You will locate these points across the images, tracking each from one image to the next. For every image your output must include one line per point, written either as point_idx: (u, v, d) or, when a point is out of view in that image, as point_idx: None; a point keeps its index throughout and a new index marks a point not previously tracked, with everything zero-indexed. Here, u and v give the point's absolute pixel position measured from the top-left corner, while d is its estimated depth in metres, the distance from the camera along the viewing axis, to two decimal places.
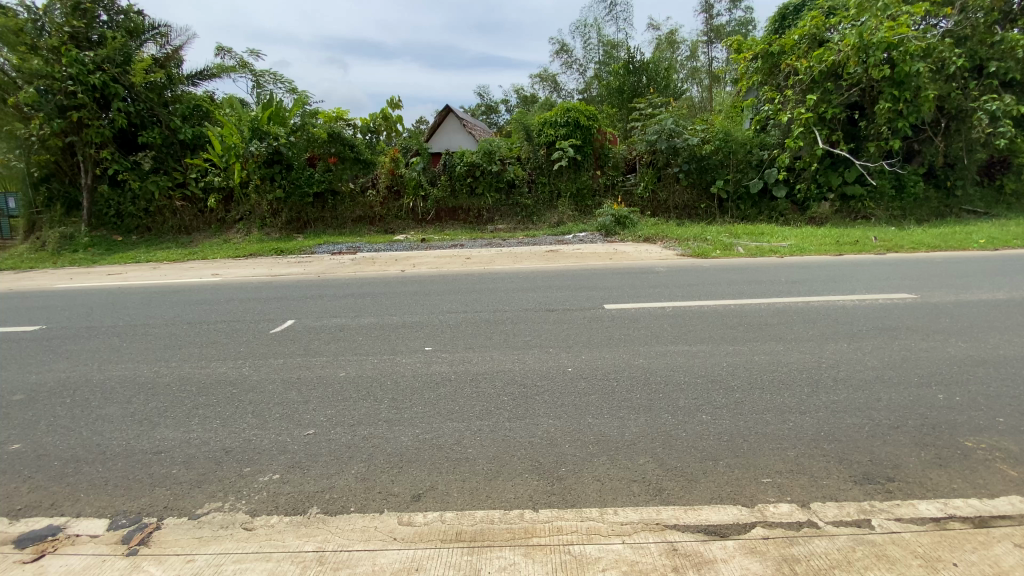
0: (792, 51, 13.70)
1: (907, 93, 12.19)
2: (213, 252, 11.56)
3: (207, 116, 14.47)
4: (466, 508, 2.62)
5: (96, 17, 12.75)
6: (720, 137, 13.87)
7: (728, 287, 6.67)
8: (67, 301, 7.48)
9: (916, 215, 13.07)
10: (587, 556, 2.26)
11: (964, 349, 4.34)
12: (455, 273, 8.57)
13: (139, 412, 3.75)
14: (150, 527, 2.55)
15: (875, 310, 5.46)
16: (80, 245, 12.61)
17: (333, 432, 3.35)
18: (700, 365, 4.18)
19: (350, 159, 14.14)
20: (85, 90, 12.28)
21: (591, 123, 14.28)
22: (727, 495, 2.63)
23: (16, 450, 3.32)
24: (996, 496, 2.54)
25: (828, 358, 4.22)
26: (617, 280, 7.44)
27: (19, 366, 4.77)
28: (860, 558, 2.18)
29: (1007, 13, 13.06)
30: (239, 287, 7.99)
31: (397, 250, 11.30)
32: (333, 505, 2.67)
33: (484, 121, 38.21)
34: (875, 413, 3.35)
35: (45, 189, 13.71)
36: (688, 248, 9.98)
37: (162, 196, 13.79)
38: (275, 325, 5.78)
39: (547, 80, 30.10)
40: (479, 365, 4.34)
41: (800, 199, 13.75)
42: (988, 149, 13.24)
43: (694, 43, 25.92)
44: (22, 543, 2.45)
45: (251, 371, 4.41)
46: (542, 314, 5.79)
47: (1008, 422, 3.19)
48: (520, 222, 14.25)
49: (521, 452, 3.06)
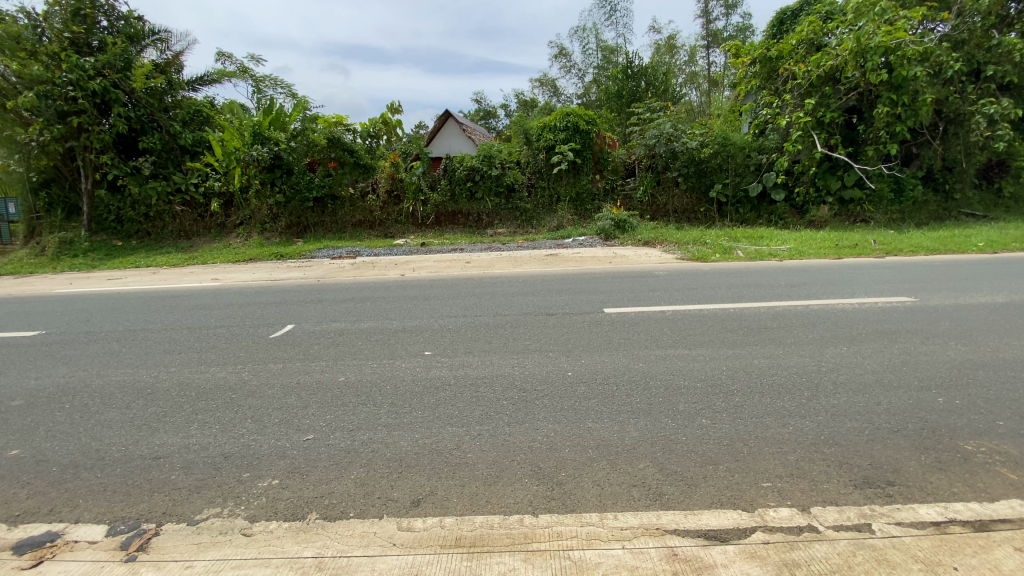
0: (790, 56, 13.68)
1: (905, 97, 12.27)
2: (213, 257, 11.61)
3: (207, 120, 14.48)
4: (466, 513, 2.60)
5: (97, 23, 12.82)
6: (719, 141, 13.97)
7: (727, 291, 6.66)
8: (66, 305, 7.53)
9: (915, 219, 13.08)
10: (587, 561, 2.25)
11: (964, 352, 4.34)
12: (454, 277, 8.59)
13: (138, 417, 3.74)
14: (149, 533, 2.54)
15: (875, 314, 5.46)
16: (79, 251, 12.59)
17: (333, 437, 3.35)
18: (700, 369, 4.18)
19: (349, 164, 14.05)
20: (86, 96, 12.31)
21: (590, 127, 14.37)
22: (727, 498, 2.63)
23: (16, 455, 3.31)
24: (996, 500, 2.53)
25: (827, 362, 4.23)
26: (616, 284, 7.43)
27: (20, 371, 4.78)
28: (860, 562, 2.17)
29: (1003, 17, 13.17)
30: (238, 292, 8.02)
31: (396, 254, 11.36)
32: (332, 510, 2.67)
33: (484, 125, 38.26)
34: (875, 416, 3.35)
35: (45, 194, 13.78)
36: (688, 252, 9.97)
37: (162, 200, 13.79)
38: (274, 330, 5.78)
39: (547, 85, 30.23)
40: (479, 370, 4.34)
41: (798, 203, 13.79)
42: (987, 152, 13.27)
43: (693, 48, 26.16)
44: (21, 550, 2.44)
45: (251, 376, 4.41)
46: (542, 318, 5.81)
47: (1007, 426, 3.18)
48: (519, 226, 14.25)
49: (521, 457, 3.06)
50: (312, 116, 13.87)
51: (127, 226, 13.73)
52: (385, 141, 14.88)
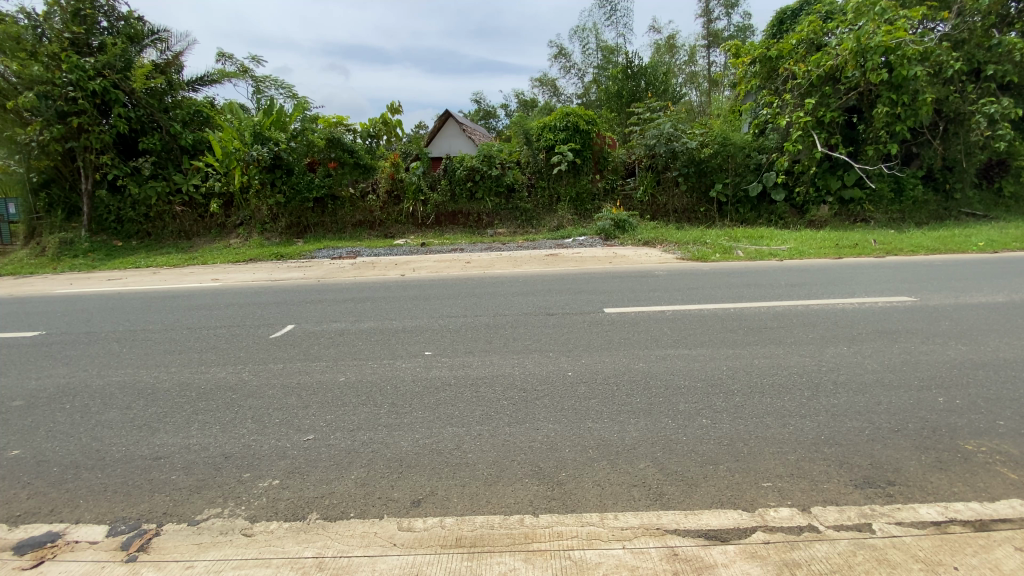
0: (790, 55, 13.68)
1: (905, 96, 12.26)
2: (213, 257, 11.63)
3: (207, 121, 14.48)
4: (466, 513, 2.60)
5: (97, 23, 12.82)
6: (719, 141, 13.98)
7: (728, 291, 6.65)
8: (67, 305, 7.56)
9: (916, 218, 13.07)
10: (587, 561, 2.25)
11: (965, 352, 4.33)
12: (455, 277, 8.60)
13: (139, 417, 3.75)
14: (150, 534, 2.54)
15: (874, 314, 5.46)
16: (79, 251, 12.60)
17: (333, 437, 3.35)
18: (700, 368, 4.18)
19: (350, 164, 14.07)
20: (86, 96, 12.31)
21: (590, 127, 14.38)
22: (728, 498, 2.63)
23: (16, 456, 3.31)
24: (997, 500, 2.53)
25: (827, 361, 4.23)
26: (616, 284, 7.43)
27: (20, 371, 4.79)
28: (860, 562, 2.17)
29: (1003, 16, 13.18)
30: (238, 292, 8.03)
31: (396, 254, 11.37)
32: (333, 510, 2.67)
33: (484, 125, 38.28)
34: (875, 416, 3.35)
35: (45, 194, 13.80)
36: (688, 252, 9.97)
37: (162, 201, 13.80)
38: (275, 330, 5.79)
39: (547, 85, 30.23)
40: (479, 370, 4.35)
41: (798, 202, 13.79)
42: (988, 152, 13.26)
43: (693, 48, 26.20)
44: (22, 550, 2.44)
45: (251, 376, 4.41)
46: (542, 317, 5.81)
47: (1008, 425, 3.18)
48: (519, 226, 14.24)
49: (521, 457, 3.06)
50: (312, 117, 13.89)
51: (127, 226, 13.73)
52: (385, 142, 14.87)
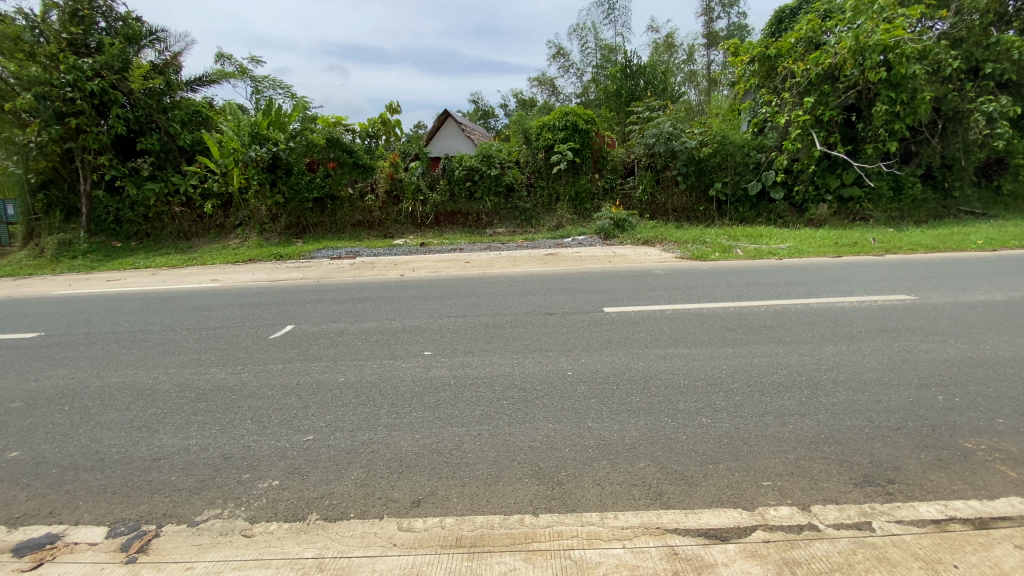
0: (788, 54, 13.70)
1: (903, 95, 12.24)
2: (212, 257, 11.65)
3: (206, 122, 14.46)
4: (466, 514, 2.60)
5: (94, 24, 12.77)
6: (718, 140, 13.97)
7: (727, 291, 6.63)
8: (67, 305, 7.59)
9: (915, 216, 13.08)
10: (587, 561, 2.25)
11: (963, 350, 4.34)
12: (453, 276, 8.60)
13: (137, 418, 3.74)
14: (149, 535, 2.54)
15: (874, 312, 5.44)
16: (77, 251, 12.60)
17: (333, 438, 3.35)
18: (700, 368, 4.17)
19: (349, 164, 14.11)
20: (84, 97, 12.26)
21: (589, 126, 14.36)
22: (728, 498, 2.63)
23: (15, 457, 3.31)
24: (996, 497, 2.53)
25: (827, 360, 4.23)
26: (615, 284, 7.41)
27: (18, 373, 4.77)
28: (861, 561, 2.17)
29: (1002, 15, 13.19)
30: (238, 292, 8.05)
31: (395, 254, 11.37)
32: (332, 511, 2.67)
33: (483, 126, 38.31)
34: (875, 414, 3.35)
35: (43, 195, 13.79)
36: (687, 251, 9.98)
37: (160, 201, 13.79)
38: (274, 330, 5.80)
39: (546, 84, 30.17)
40: (479, 370, 4.34)
41: (797, 201, 13.84)
42: (986, 150, 13.31)
43: (691, 47, 26.24)
44: (20, 552, 2.44)
45: (251, 377, 4.40)
46: (541, 317, 5.81)
47: (1007, 422, 3.19)
48: (519, 225, 14.25)
49: (521, 457, 3.06)
50: (311, 116, 13.90)
51: (126, 227, 13.76)
52: (384, 142, 14.88)
